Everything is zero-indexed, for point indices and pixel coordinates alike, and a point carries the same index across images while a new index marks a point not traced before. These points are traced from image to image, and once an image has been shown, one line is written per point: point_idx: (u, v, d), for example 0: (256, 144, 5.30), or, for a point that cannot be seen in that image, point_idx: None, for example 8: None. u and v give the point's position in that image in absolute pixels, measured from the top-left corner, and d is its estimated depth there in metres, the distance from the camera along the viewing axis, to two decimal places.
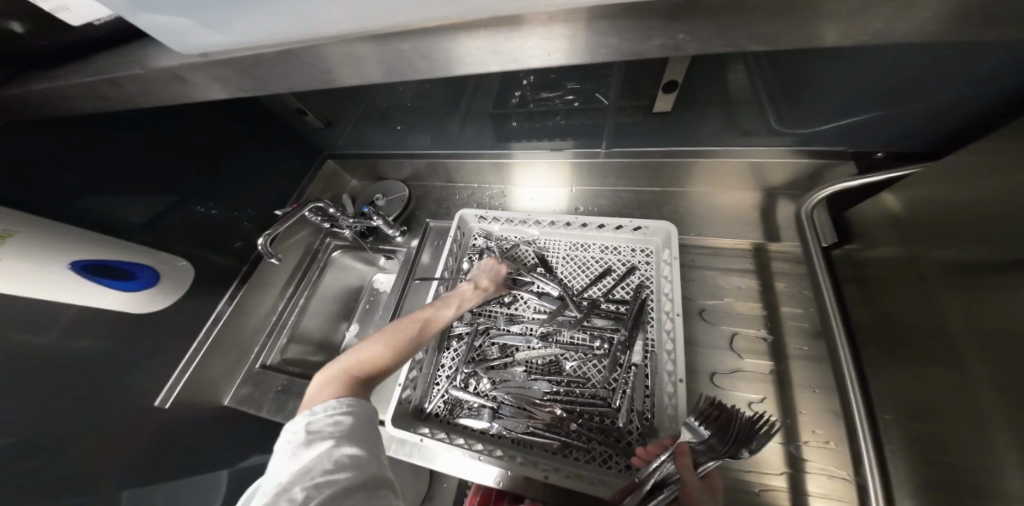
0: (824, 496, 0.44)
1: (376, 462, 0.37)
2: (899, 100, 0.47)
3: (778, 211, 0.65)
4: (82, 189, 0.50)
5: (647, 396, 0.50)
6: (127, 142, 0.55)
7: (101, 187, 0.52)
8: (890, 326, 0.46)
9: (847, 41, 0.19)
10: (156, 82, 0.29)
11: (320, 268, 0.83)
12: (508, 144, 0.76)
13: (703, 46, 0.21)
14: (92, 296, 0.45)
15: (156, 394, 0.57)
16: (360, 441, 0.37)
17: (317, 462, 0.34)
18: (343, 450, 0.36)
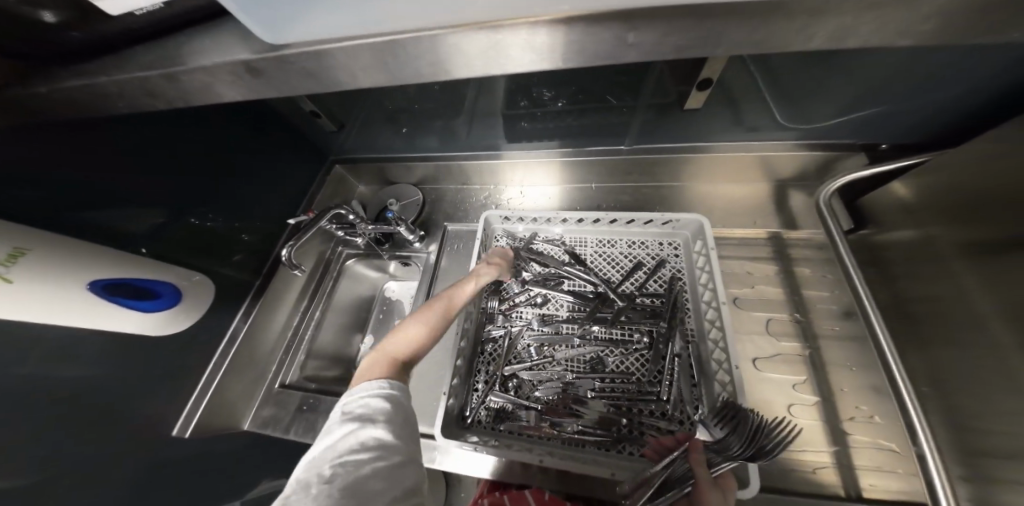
0: (872, 468, 0.46)
1: (403, 443, 0.36)
2: (904, 96, 0.51)
3: (791, 201, 0.69)
4: (82, 201, 0.44)
5: (694, 385, 0.52)
6: (131, 148, 0.49)
7: (98, 194, 0.46)
8: (912, 305, 0.50)
9: (985, 35, 0.19)
10: (218, 77, 0.27)
11: (333, 278, 0.79)
12: (496, 144, 0.76)
13: (838, 42, 0.20)
14: (114, 318, 0.42)
15: (172, 424, 0.52)
16: (387, 424, 0.37)
17: (345, 439, 0.35)
18: (368, 430, 0.35)
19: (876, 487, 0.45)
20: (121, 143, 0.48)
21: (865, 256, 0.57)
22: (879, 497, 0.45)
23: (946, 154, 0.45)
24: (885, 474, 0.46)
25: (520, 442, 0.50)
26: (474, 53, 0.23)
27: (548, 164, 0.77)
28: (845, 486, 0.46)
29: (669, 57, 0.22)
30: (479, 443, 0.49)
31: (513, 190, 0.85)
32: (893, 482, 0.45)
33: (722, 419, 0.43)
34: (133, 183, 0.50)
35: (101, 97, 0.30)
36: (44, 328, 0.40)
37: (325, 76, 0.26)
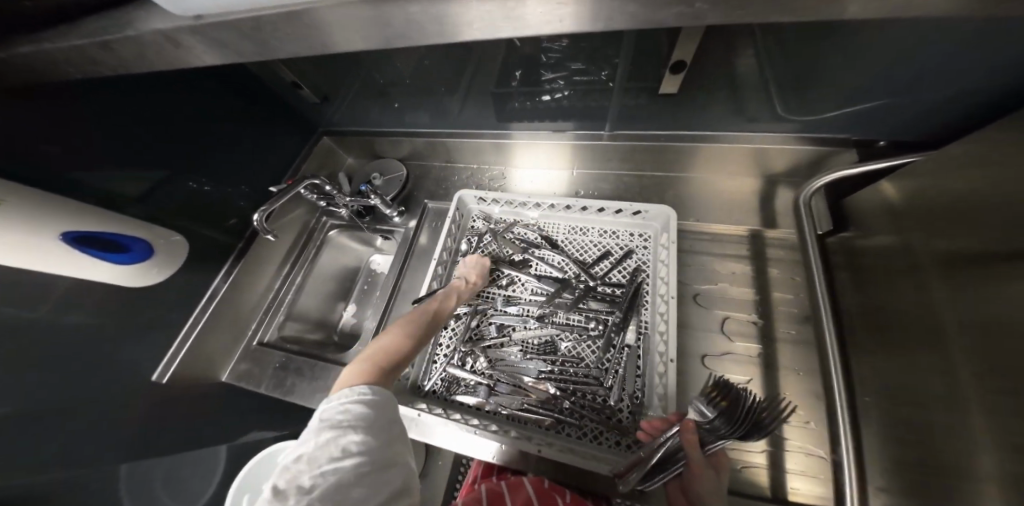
0: (800, 472, 0.47)
1: (387, 445, 0.34)
2: (901, 91, 0.47)
3: (777, 198, 0.66)
4: (69, 163, 0.47)
5: (639, 375, 0.53)
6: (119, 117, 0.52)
7: (88, 161, 0.49)
8: (878, 315, 0.47)
9: (884, 14, 0.17)
10: (150, 48, 0.28)
11: (317, 246, 0.83)
12: (508, 124, 0.74)
13: (723, 17, 0.19)
14: (79, 268, 0.46)
15: (154, 368, 0.59)
16: (370, 427, 0.34)
17: (323, 448, 0.32)
18: (348, 437, 0.33)
19: (800, 491, 0.46)
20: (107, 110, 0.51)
21: (843, 260, 0.54)
22: (802, 501, 0.45)
23: (943, 152, 0.41)
24: (812, 479, 0.46)
25: (464, 413, 0.53)
26: (367, 23, 0.23)
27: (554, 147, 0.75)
28: (774, 487, 0.46)
29: (561, 30, 0.21)
30: (426, 410, 0.52)
31: (527, 172, 0.83)
32: (818, 488, 0.45)
33: (713, 398, 0.41)
34: (123, 151, 0.53)
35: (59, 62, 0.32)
36: (40, 277, 0.45)
37: (242, 48, 0.27)
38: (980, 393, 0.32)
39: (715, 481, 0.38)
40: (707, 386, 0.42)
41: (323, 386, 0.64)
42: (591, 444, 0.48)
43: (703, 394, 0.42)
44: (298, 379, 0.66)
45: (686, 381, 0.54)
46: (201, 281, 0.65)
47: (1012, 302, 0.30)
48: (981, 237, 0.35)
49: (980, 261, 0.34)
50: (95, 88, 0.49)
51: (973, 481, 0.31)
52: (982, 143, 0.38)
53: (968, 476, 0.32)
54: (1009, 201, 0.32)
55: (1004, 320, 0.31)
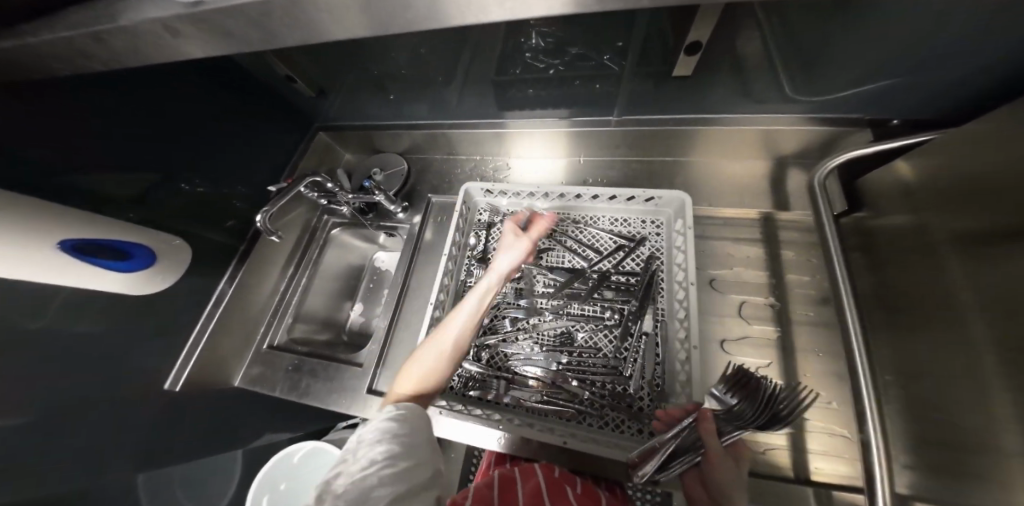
0: (822, 452, 0.48)
1: (414, 454, 0.35)
2: (916, 73, 0.46)
3: (787, 180, 0.66)
4: (60, 169, 0.45)
5: (658, 363, 0.53)
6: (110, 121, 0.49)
7: (81, 164, 0.47)
8: (892, 295, 0.47)
9: None
10: (142, 37, 0.25)
11: (319, 246, 0.81)
12: (502, 113, 0.72)
13: None
14: (82, 277, 0.44)
15: (165, 376, 0.58)
16: (397, 438, 0.35)
17: (355, 461, 0.33)
18: (376, 447, 0.34)
19: (823, 471, 0.47)
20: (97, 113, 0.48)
21: (856, 240, 0.55)
22: (825, 480, 0.46)
23: (950, 132, 0.42)
24: (835, 458, 0.47)
25: (484, 407, 0.53)
26: (390, 7, 0.21)
27: (554, 134, 0.73)
28: (795, 467, 0.47)
29: (603, 7, 0.20)
30: (446, 407, 0.52)
31: (521, 161, 0.82)
32: (840, 466, 0.47)
33: (732, 387, 0.44)
34: (115, 152, 0.50)
35: (47, 58, 0.29)
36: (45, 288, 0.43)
37: (246, 35, 0.24)
38: (1002, 368, 0.33)
39: (734, 469, 0.38)
40: (725, 377, 0.44)
41: (337, 386, 0.64)
42: (612, 432, 0.48)
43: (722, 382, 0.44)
44: (312, 380, 0.65)
45: (704, 367, 0.55)
46: (205, 286, 0.63)
47: None
48: (999, 213, 0.34)
49: (998, 238, 0.34)
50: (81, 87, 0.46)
51: (996, 456, 0.32)
52: (991, 120, 0.37)
53: (990, 451, 0.33)
54: None
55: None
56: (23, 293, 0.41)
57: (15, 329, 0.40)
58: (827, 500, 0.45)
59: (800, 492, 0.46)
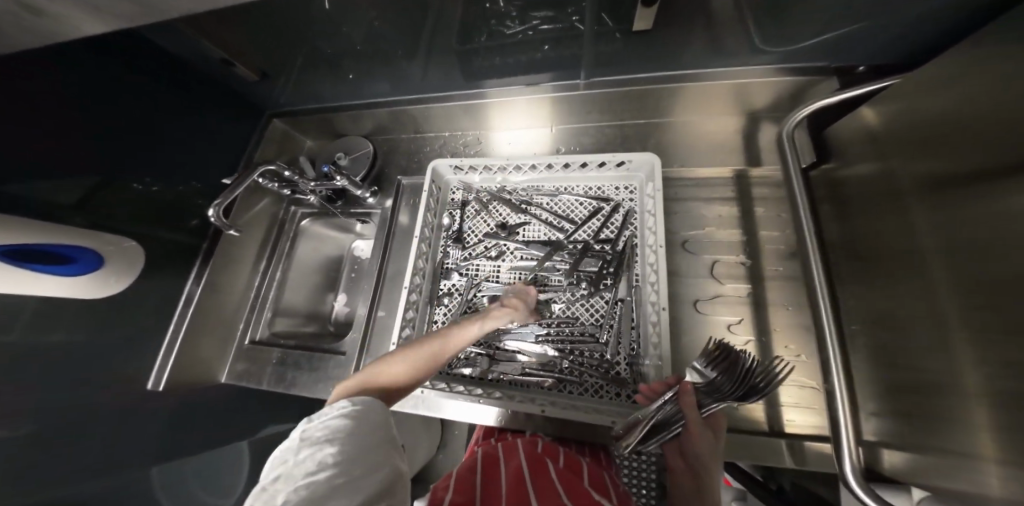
0: (795, 405, 0.50)
1: (363, 454, 0.32)
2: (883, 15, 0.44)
3: (760, 136, 0.64)
4: (8, 177, 0.43)
5: (633, 327, 0.54)
6: (47, 125, 0.46)
7: (21, 168, 0.44)
8: (859, 244, 0.47)
9: None
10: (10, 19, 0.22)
11: (290, 238, 0.79)
12: (480, 82, 0.68)
13: None
14: (20, 284, 0.42)
15: (146, 377, 0.57)
16: (346, 439, 0.32)
17: (299, 466, 0.31)
18: (325, 450, 0.31)
19: (796, 423, 0.49)
20: (36, 117, 0.45)
21: (824, 191, 0.55)
22: (798, 431, 0.49)
23: (910, 74, 0.40)
24: (808, 410, 0.50)
25: (467, 384, 0.54)
26: None
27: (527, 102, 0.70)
28: (769, 421, 0.50)
29: None
30: (429, 386, 0.53)
31: (500, 133, 0.79)
32: (814, 418, 0.49)
33: (713, 359, 0.45)
34: (62, 156, 0.48)
35: None
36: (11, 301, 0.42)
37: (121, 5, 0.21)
38: (958, 313, 0.33)
39: (713, 441, 0.40)
40: (707, 350, 0.46)
41: (324, 376, 0.64)
42: (594, 398, 0.50)
43: (702, 357, 0.46)
44: (298, 372, 0.66)
45: (679, 327, 0.56)
46: (171, 289, 0.62)
47: (994, 227, 0.30)
48: (959, 159, 0.34)
49: (970, 184, 0.33)
50: (11, 84, 0.42)
51: (952, 396, 0.34)
52: (955, 62, 0.35)
53: (948, 391, 0.35)
54: (997, 128, 0.30)
55: (985, 243, 0.31)
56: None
57: None
58: (799, 450, 0.48)
59: (773, 445, 0.48)
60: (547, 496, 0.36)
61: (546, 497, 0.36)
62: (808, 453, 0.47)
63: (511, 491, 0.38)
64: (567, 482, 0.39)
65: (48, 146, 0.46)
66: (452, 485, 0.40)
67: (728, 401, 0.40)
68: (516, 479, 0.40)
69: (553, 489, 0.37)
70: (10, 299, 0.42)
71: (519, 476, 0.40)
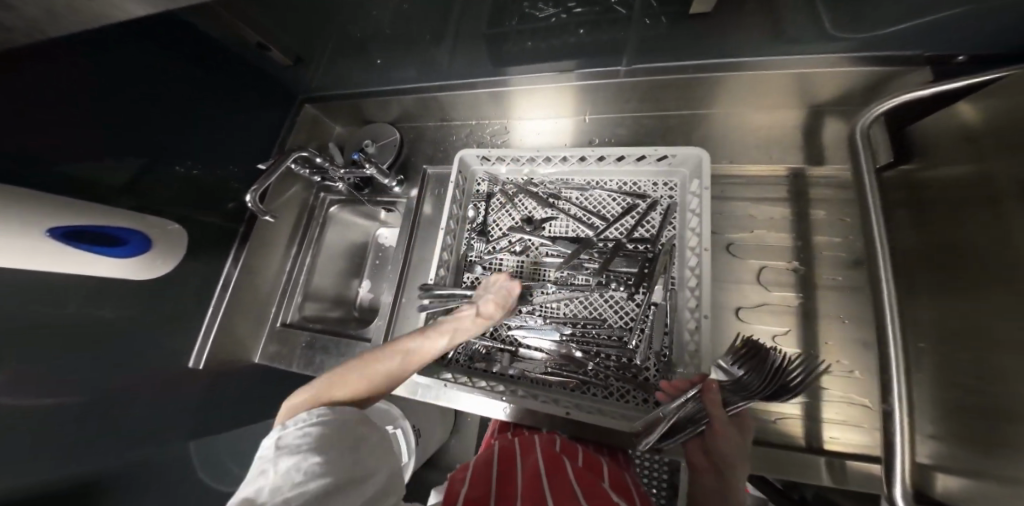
0: (839, 422, 0.47)
1: (347, 460, 0.31)
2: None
3: (823, 131, 0.58)
4: (67, 158, 0.45)
5: (666, 333, 0.51)
6: (97, 111, 0.47)
7: (80, 155, 0.46)
8: (942, 255, 0.42)
9: None
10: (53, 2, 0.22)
11: (320, 224, 0.80)
12: (506, 69, 0.65)
13: None
14: (83, 263, 0.43)
15: (189, 358, 0.61)
16: (331, 445, 0.32)
17: (285, 477, 0.29)
18: (310, 459, 0.30)
19: (837, 440, 0.46)
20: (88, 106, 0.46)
21: (899, 196, 0.49)
22: (839, 449, 0.46)
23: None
24: (853, 428, 0.46)
25: (489, 379, 0.53)
26: None
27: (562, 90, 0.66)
28: (807, 436, 0.47)
29: None
30: (451, 379, 0.52)
31: (527, 122, 0.76)
32: (858, 437, 0.45)
33: (739, 357, 0.42)
34: (110, 140, 0.49)
35: None
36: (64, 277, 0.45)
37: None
38: None
39: (739, 441, 0.38)
40: (733, 347, 0.43)
41: (350, 361, 0.65)
42: (620, 403, 0.48)
43: (727, 354, 0.43)
44: (325, 356, 0.67)
45: (716, 334, 0.52)
46: (210, 270, 0.64)
47: None
48: None
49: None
50: (10, 82, 0.38)
51: (1019, 418, 0.31)
52: None
53: (1015, 414, 0.31)
54: None
55: None
56: (42, 287, 0.43)
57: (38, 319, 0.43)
58: (839, 469, 0.44)
59: (811, 462, 0.45)
60: (562, 494, 0.34)
61: (561, 493, 0.35)
62: (848, 472, 0.44)
63: (528, 488, 0.36)
64: (583, 481, 0.37)
65: (46, 144, 0.43)
66: (468, 478, 0.40)
67: (755, 400, 0.38)
68: (531, 478, 0.38)
69: (570, 488, 0.35)
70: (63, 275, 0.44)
71: (535, 474, 0.38)
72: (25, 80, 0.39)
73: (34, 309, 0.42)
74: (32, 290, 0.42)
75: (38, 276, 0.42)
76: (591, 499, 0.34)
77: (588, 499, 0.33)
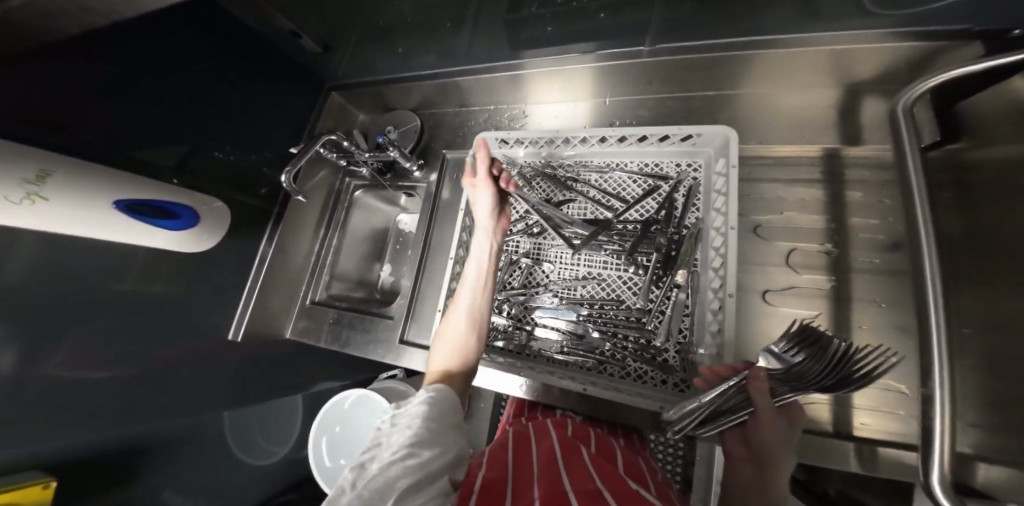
0: (869, 408, 0.45)
1: (439, 438, 0.36)
2: None
3: (862, 110, 0.55)
4: (111, 143, 0.49)
5: (687, 314, 0.51)
6: (150, 93, 0.52)
7: (123, 139, 0.50)
8: (992, 237, 0.40)
9: None
10: None
11: (345, 207, 0.84)
12: (522, 53, 0.65)
13: None
14: (136, 234, 0.47)
15: (227, 328, 0.65)
16: (433, 421, 0.38)
17: (394, 437, 0.35)
18: (417, 425, 0.36)
19: (867, 427, 0.45)
20: (138, 92, 0.50)
21: (946, 177, 0.46)
22: (868, 436, 0.44)
23: None
24: (883, 415, 0.45)
25: (507, 356, 0.55)
26: None
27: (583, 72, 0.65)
28: (835, 423, 0.46)
29: None
30: None
31: (543, 106, 0.76)
32: (889, 425, 0.44)
33: (796, 345, 0.39)
34: (149, 124, 0.53)
35: (23, 24, 0.28)
36: (122, 250, 0.50)
37: None
38: None
39: (784, 433, 0.37)
40: (788, 333, 0.40)
41: (374, 337, 0.69)
42: (636, 383, 0.49)
43: (783, 340, 0.41)
44: (350, 333, 0.71)
45: (739, 318, 0.52)
46: (246, 248, 0.68)
47: None
48: None
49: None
50: (24, 70, 0.38)
51: None
52: None
53: None
54: None
55: None
56: (101, 257, 0.48)
57: (99, 286, 0.48)
58: (870, 456, 0.43)
59: (839, 446, 0.44)
60: (578, 475, 0.34)
61: (576, 475, 0.35)
62: (880, 460, 0.42)
63: (543, 469, 0.37)
64: (599, 466, 0.37)
65: (94, 129, 0.47)
66: (485, 462, 0.41)
67: (809, 391, 0.34)
68: (547, 458, 0.39)
69: (585, 471, 0.35)
70: (117, 245, 0.49)
71: (550, 456, 0.39)
72: (51, 68, 0.40)
73: (95, 277, 0.47)
74: (94, 258, 0.47)
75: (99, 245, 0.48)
76: (609, 483, 0.33)
77: (604, 483, 0.33)
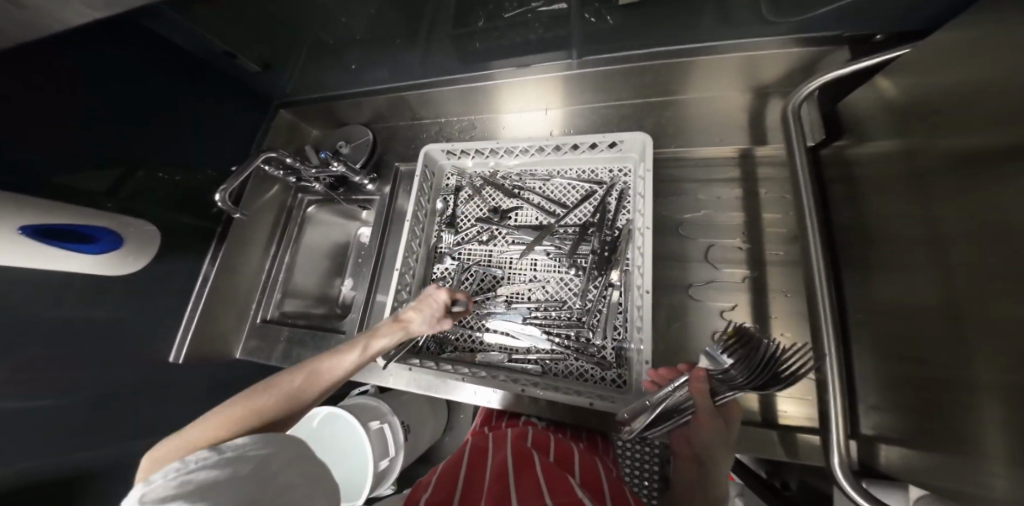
0: (792, 396, 0.48)
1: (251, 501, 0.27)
2: None
3: (767, 113, 0.60)
4: (47, 170, 0.48)
5: (622, 312, 0.53)
6: (82, 116, 0.51)
7: (55, 163, 0.49)
8: (865, 226, 0.44)
9: None
10: None
11: (298, 224, 0.83)
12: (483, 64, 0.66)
13: None
14: (50, 260, 0.45)
15: (167, 351, 0.63)
16: (234, 488, 0.27)
17: None
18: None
19: (790, 414, 0.48)
20: (66, 115, 0.49)
21: (835, 172, 0.50)
22: (792, 423, 0.47)
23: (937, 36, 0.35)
24: (803, 400, 0.48)
25: (456, 363, 0.55)
26: None
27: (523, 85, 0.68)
28: (764, 411, 0.48)
29: None
30: (418, 364, 0.53)
31: (515, 114, 0.77)
32: (809, 410, 0.47)
33: (730, 347, 0.41)
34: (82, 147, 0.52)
35: None
36: (50, 279, 0.48)
37: None
38: (977, 312, 0.29)
39: (723, 432, 0.40)
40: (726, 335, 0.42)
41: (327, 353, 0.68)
42: (576, 381, 0.50)
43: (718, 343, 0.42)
44: (304, 351, 0.70)
45: (669, 312, 0.54)
46: (189, 270, 0.67)
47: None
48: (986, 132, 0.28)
49: (966, 171, 0.30)
50: None
51: (942, 387, 0.32)
52: (979, 23, 0.31)
53: (941, 386, 0.32)
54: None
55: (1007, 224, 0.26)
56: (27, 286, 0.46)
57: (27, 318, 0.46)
58: (790, 441, 0.46)
59: (765, 436, 0.46)
60: (528, 488, 0.35)
61: (526, 488, 0.35)
62: (799, 445, 0.45)
63: (495, 485, 0.37)
64: (551, 475, 0.37)
65: (19, 154, 0.46)
66: (435, 479, 0.41)
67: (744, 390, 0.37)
68: (500, 472, 0.39)
69: (536, 483, 0.35)
70: (46, 274, 0.48)
71: (502, 470, 0.39)
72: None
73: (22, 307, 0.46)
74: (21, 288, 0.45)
75: (27, 274, 0.46)
76: (557, 493, 0.33)
77: (552, 495, 0.33)
